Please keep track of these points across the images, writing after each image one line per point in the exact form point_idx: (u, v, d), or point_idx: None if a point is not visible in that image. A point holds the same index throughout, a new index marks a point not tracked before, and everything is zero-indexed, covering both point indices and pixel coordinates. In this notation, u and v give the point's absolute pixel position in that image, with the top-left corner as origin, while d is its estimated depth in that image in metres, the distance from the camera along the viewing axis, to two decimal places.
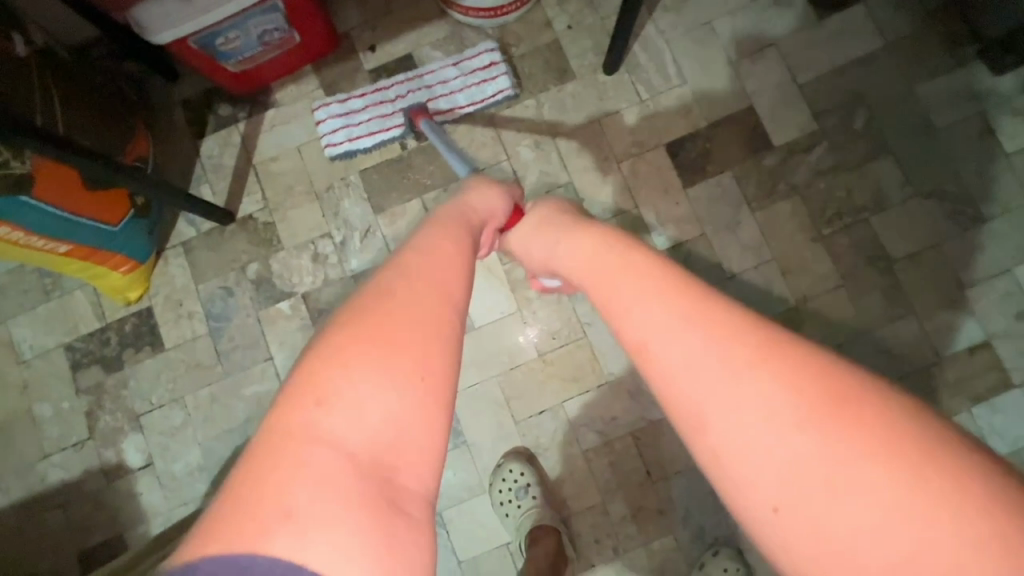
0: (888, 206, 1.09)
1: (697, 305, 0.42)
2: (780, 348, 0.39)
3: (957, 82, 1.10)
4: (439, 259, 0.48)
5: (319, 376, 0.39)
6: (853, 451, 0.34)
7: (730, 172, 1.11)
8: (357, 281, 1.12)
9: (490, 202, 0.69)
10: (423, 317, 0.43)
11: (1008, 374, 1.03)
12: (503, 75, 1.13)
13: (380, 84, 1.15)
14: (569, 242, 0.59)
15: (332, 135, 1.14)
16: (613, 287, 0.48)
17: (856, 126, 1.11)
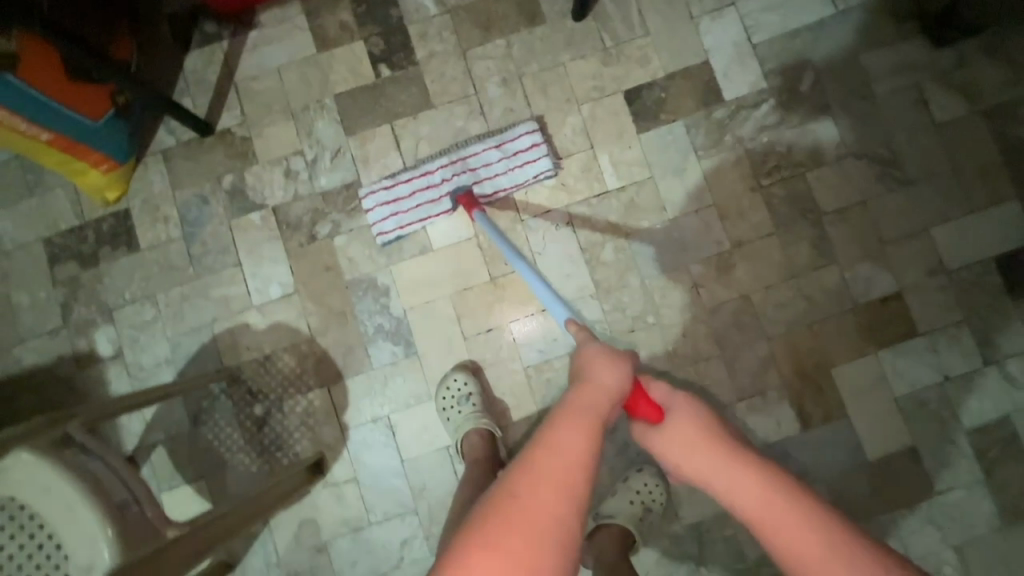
0: (824, 164, 1.17)
1: (807, 520, 0.60)
2: (843, 547, 0.57)
3: (897, 53, 1.18)
4: (571, 452, 0.60)
5: (470, 553, 0.52)
6: (861, 568, 0.55)
7: (682, 121, 1.19)
8: (325, 198, 1.19)
9: (615, 378, 0.74)
10: (569, 498, 0.57)
11: (915, 324, 1.13)
12: (545, 158, 1.14)
13: (423, 167, 1.12)
14: (691, 451, 0.71)
15: (381, 224, 1.13)
16: (737, 492, 0.65)
17: (802, 88, 1.19)
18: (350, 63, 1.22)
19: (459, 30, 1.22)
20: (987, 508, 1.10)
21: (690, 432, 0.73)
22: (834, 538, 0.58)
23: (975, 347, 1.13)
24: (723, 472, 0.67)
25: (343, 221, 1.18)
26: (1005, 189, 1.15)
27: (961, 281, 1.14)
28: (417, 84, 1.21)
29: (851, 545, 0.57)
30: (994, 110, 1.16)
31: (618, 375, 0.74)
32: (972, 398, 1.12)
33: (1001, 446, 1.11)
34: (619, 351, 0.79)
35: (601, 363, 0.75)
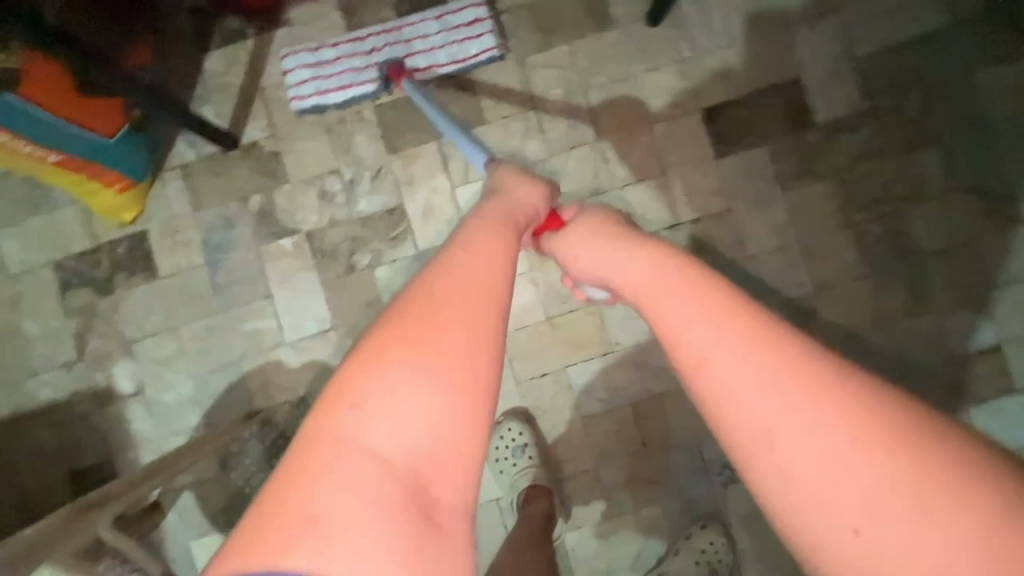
0: (928, 198, 1.04)
1: (758, 327, 0.41)
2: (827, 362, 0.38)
3: (1018, 72, 1.04)
4: (478, 263, 0.46)
5: (347, 386, 0.39)
6: (883, 422, 0.35)
7: (770, 146, 1.05)
8: (364, 224, 1.06)
9: (530, 194, 0.66)
10: (468, 302, 0.42)
11: (1018, 381, 1.03)
12: (489, 32, 1.04)
13: (356, 34, 1.05)
14: (600, 254, 0.58)
15: (299, 89, 1.05)
16: (662, 292, 0.47)
17: (908, 109, 1.04)
18: None
19: (517, 33, 1.07)
20: None
21: (606, 236, 0.60)
22: (813, 355, 0.39)
23: None
24: (642, 270, 0.51)
25: (385, 250, 1.06)
26: None
27: None
28: (469, 95, 1.07)
29: (852, 376, 0.38)
30: None
31: (523, 202, 0.64)
32: None
33: None
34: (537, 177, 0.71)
35: (524, 195, 0.65)
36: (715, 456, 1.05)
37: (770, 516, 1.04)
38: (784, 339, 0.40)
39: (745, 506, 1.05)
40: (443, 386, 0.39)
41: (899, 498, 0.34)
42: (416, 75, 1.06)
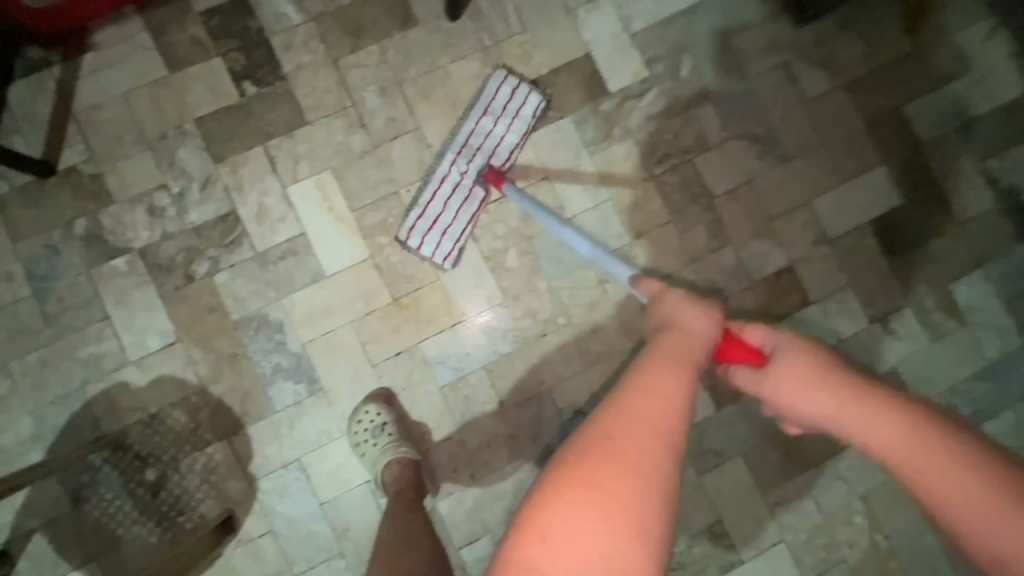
0: (710, 148, 1.20)
1: (857, 399, 0.53)
2: (951, 441, 0.47)
3: (766, 34, 1.23)
4: (660, 400, 0.53)
5: (538, 516, 0.48)
6: (987, 490, 0.44)
7: (572, 117, 1.18)
8: (199, 234, 1.09)
9: (699, 322, 0.66)
10: (648, 449, 0.50)
11: (807, 293, 1.20)
12: (529, 95, 1.12)
13: (438, 173, 1.08)
14: (797, 384, 0.58)
15: (440, 250, 1.09)
16: (843, 421, 0.53)
17: (682, 74, 1.20)
18: (208, 81, 1.11)
19: (328, 38, 1.14)
20: None
21: (800, 365, 0.59)
22: (897, 416, 0.50)
23: (861, 308, 1.20)
24: (799, 393, 0.58)
25: (223, 256, 1.09)
26: (872, 156, 1.24)
27: (842, 248, 1.21)
28: (288, 99, 1.12)
29: (954, 443, 0.47)
30: (855, 84, 1.25)
31: (679, 330, 0.65)
32: (861, 356, 1.20)
33: None
34: (704, 299, 0.70)
35: (681, 316, 0.67)
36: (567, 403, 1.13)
37: None
38: (928, 433, 0.48)
39: None
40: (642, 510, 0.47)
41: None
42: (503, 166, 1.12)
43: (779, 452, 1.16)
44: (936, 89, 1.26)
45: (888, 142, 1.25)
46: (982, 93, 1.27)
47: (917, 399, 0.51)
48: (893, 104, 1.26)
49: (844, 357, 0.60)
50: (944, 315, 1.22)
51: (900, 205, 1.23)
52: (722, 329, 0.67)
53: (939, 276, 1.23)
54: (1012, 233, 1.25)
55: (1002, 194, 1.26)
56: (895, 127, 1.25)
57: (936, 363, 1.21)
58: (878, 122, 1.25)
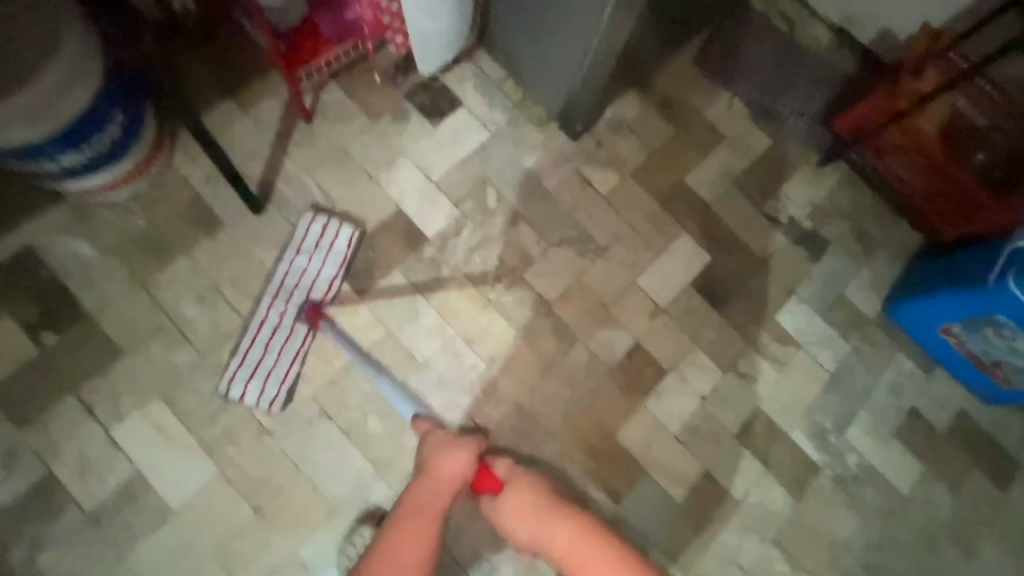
0: (534, 261, 1.29)
1: (589, 537, 0.98)
2: (558, 516, 1.00)
3: (553, 150, 1.38)
4: (410, 547, 0.95)
5: None
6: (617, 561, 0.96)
7: (398, 269, 1.21)
8: (11, 516, 0.96)
9: (449, 463, 1.02)
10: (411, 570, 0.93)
11: (660, 365, 1.27)
12: (338, 227, 1.17)
13: (256, 319, 1.10)
14: (521, 513, 1.00)
15: (266, 395, 1.07)
16: (555, 539, 0.99)
17: (490, 203, 1.30)
18: (3, 345, 1.04)
19: (130, 264, 1.12)
20: (779, 491, 1.24)
21: (518, 499, 1.01)
22: (619, 558, 0.96)
23: (711, 363, 1.30)
24: (513, 507, 1.01)
25: (45, 531, 0.97)
26: (673, 228, 1.39)
27: (678, 314, 1.32)
28: (96, 337, 1.07)
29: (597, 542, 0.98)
30: (640, 171, 1.42)
31: (432, 478, 1.01)
32: (728, 406, 1.28)
33: (764, 433, 1.27)
34: (464, 436, 1.06)
35: (438, 458, 1.03)
36: None
37: None
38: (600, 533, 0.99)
39: None
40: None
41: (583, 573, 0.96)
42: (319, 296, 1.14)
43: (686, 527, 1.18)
44: (705, 158, 1.46)
45: (681, 213, 1.41)
46: (742, 151, 1.48)
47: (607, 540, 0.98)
48: (676, 178, 1.43)
49: (545, 492, 1.03)
50: (780, 344, 1.35)
51: (709, 263, 1.38)
52: (475, 467, 1.03)
53: (763, 312, 1.37)
54: (806, 257, 1.44)
55: (786, 228, 1.45)
56: (682, 198, 1.42)
57: (790, 390, 1.32)
58: (669, 197, 1.41)
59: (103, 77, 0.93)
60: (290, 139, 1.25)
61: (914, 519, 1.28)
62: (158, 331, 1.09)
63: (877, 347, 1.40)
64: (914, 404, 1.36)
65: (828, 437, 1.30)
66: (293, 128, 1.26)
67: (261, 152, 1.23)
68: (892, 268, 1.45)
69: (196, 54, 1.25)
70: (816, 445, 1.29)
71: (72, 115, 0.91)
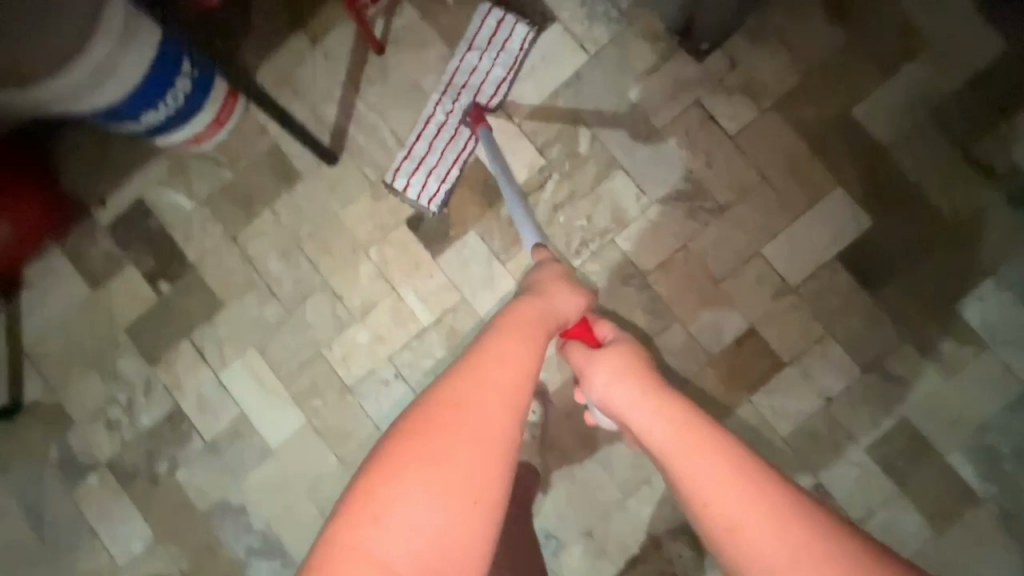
0: (631, 222, 1.08)
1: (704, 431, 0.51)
2: (712, 440, 0.49)
3: (668, 76, 1.08)
4: (515, 356, 0.52)
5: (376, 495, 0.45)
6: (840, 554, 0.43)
7: (474, 229, 1.10)
8: (153, 437, 1.14)
9: (568, 297, 0.68)
10: (498, 399, 0.49)
11: (777, 356, 1.05)
12: (517, 23, 1.07)
13: (425, 115, 1.09)
14: (630, 379, 0.61)
15: (427, 192, 1.08)
16: (657, 434, 0.53)
17: (582, 149, 1.09)
18: (128, 290, 1.16)
19: (222, 216, 1.15)
20: (914, 518, 1.02)
21: (626, 359, 0.63)
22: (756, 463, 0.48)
23: (848, 358, 1.04)
24: (622, 388, 0.60)
25: (178, 452, 1.13)
26: (824, 179, 1.06)
27: (811, 294, 1.05)
28: (201, 287, 1.15)
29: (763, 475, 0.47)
30: (786, 99, 1.07)
31: (565, 295, 0.69)
32: (862, 412, 1.04)
33: (908, 450, 1.03)
34: (575, 282, 0.73)
35: (553, 289, 0.69)
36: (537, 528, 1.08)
37: (608, 567, 1.06)
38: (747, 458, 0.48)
39: (582, 566, 1.07)
40: (481, 450, 0.46)
41: (761, 544, 0.44)
42: (490, 103, 1.09)
43: None
44: (889, 78, 1.06)
45: (840, 158, 1.06)
46: (950, 66, 1.05)
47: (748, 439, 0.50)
48: (840, 108, 1.06)
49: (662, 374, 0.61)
50: (956, 341, 1.03)
51: (870, 229, 1.05)
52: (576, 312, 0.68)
53: (938, 298, 1.04)
54: None
55: (1003, 181, 1.04)
56: (844, 137, 1.06)
57: (956, 400, 1.03)
58: (825, 135, 1.06)
59: (159, 38, 0.89)
60: (363, 77, 1.13)
61: None
62: (251, 283, 1.14)
63: None
64: None
65: (1002, 465, 1.02)
66: (365, 63, 1.13)
67: (334, 92, 1.13)
68: None
69: None
70: (981, 473, 1.02)
71: (138, 82, 0.88)
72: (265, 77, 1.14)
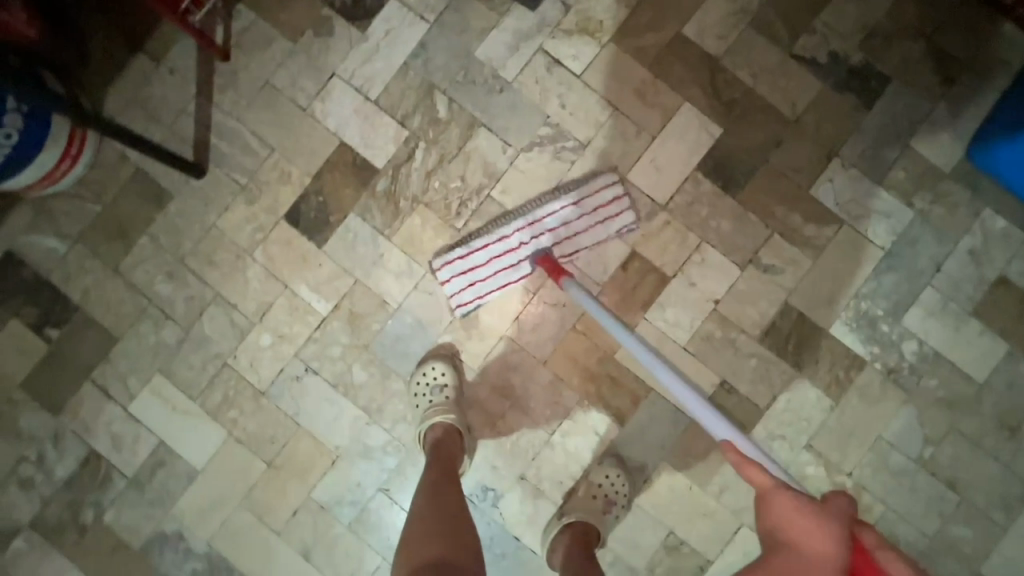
0: (502, 174, 1.12)
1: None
2: None
3: (507, 29, 1.12)
4: None
5: None
6: None
7: (354, 212, 1.11)
8: (72, 486, 1.11)
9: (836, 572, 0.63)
10: None
11: (662, 272, 1.11)
12: (628, 211, 1.09)
13: (497, 234, 1.07)
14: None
15: (459, 296, 1.08)
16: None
17: (441, 115, 1.12)
18: (15, 344, 1.12)
19: (98, 251, 1.13)
20: (812, 393, 1.10)
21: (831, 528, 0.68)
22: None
23: (726, 259, 1.11)
24: None
25: (102, 496, 1.11)
26: (671, 99, 1.12)
27: (681, 208, 1.11)
28: (91, 325, 1.12)
29: None
30: (621, 31, 1.12)
31: (835, 514, 0.69)
32: (747, 306, 1.10)
33: (794, 332, 1.10)
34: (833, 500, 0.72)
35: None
36: (474, 485, 1.10)
37: (547, 503, 1.10)
38: None
39: (521, 510, 1.10)
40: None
41: None
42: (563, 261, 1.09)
43: (700, 439, 1.10)
44: None
45: (681, 76, 1.12)
46: None
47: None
48: (671, 31, 1.12)
49: None
50: (816, 224, 1.11)
51: (721, 137, 1.12)
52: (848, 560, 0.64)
53: (793, 188, 1.11)
54: (856, 104, 1.12)
55: (827, 70, 1.12)
56: (680, 57, 1.12)
57: (827, 277, 1.10)
58: (663, 59, 1.12)
59: None
60: (213, 85, 1.13)
61: (990, 408, 1.10)
62: (142, 311, 1.12)
63: (951, 209, 1.11)
64: (1000, 273, 1.10)
65: (878, 326, 1.10)
66: (212, 71, 1.13)
67: (186, 106, 1.13)
68: (975, 102, 1.11)
69: (93, 7, 1.12)
70: (863, 339, 1.10)
71: None
72: (114, 103, 1.13)
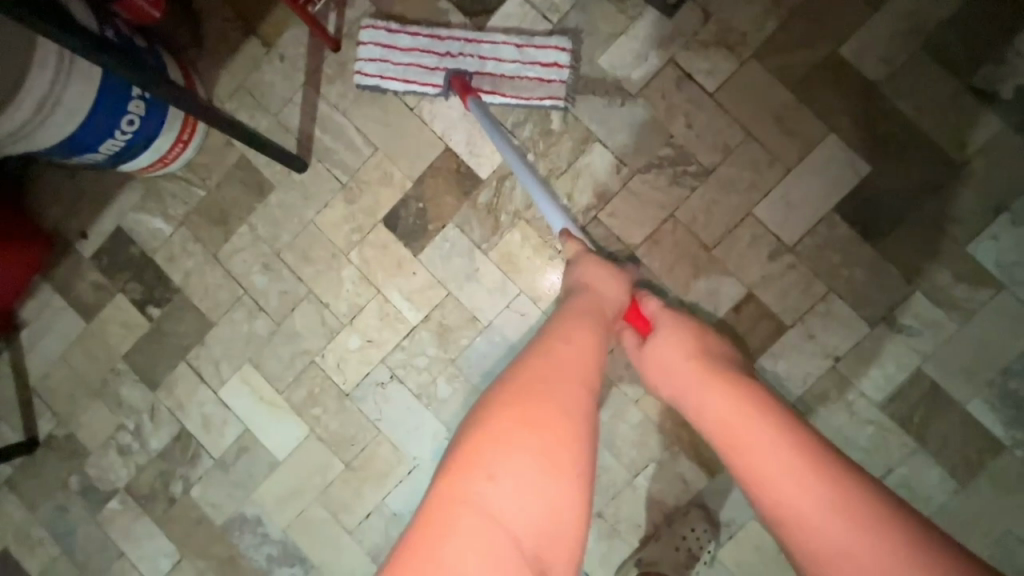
0: (613, 196, 1.03)
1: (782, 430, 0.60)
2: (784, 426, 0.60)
3: (637, 36, 1.02)
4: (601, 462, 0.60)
5: (479, 461, 0.55)
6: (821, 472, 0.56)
7: (452, 222, 1.07)
8: (164, 458, 1.16)
9: (615, 290, 0.82)
10: (566, 408, 0.59)
11: (779, 319, 1.01)
12: (562, 82, 1.00)
13: (436, 31, 1.02)
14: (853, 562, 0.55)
15: (366, 64, 1.03)
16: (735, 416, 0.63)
17: (554, 126, 1.04)
18: (120, 318, 1.17)
19: (200, 235, 1.14)
20: (935, 473, 0.98)
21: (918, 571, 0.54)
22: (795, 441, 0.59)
23: (854, 314, 0.99)
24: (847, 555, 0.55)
25: (190, 471, 1.16)
26: (815, 128, 0.99)
27: (809, 252, 1.00)
28: (190, 307, 1.15)
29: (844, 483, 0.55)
30: (767, 46, 1.00)
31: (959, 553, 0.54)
32: (872, 368, 0.99)
33: (924, 404, 0.98)
34: None
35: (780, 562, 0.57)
36: None
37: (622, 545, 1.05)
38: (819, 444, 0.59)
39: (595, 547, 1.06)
40: (574, 393, 0.61)
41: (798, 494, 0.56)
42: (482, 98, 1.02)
43: None
44: (877, 10, 0.98)
45: (830, 103, 0.99)
46: None
47: (808, 427, 0.61)
48: (826, 49, 0.99)
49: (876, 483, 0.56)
50: (969, 286, 0.97)
51: (868, 175, 0.99)
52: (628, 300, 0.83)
53: (947, 242, 0.97)
54: None
55: (1011, 108, 0.96)
56: (832, 80, 0.99)
57: (973, 347, 0.97)
58: (811, 80, 0.99)
59: (101, 75, 0.86)
60: (322, 76, 1.09)
61: None
62: (237, 299, 1.13)
63: None
64: None
65: None
66: (322, 61, 1.09)
67: (294, 96, 1.10)
68: None
69: None
70: (1007, 422, 0.97)
71: (80, 120, 0.87)
72: (224, 88, 1.11)
